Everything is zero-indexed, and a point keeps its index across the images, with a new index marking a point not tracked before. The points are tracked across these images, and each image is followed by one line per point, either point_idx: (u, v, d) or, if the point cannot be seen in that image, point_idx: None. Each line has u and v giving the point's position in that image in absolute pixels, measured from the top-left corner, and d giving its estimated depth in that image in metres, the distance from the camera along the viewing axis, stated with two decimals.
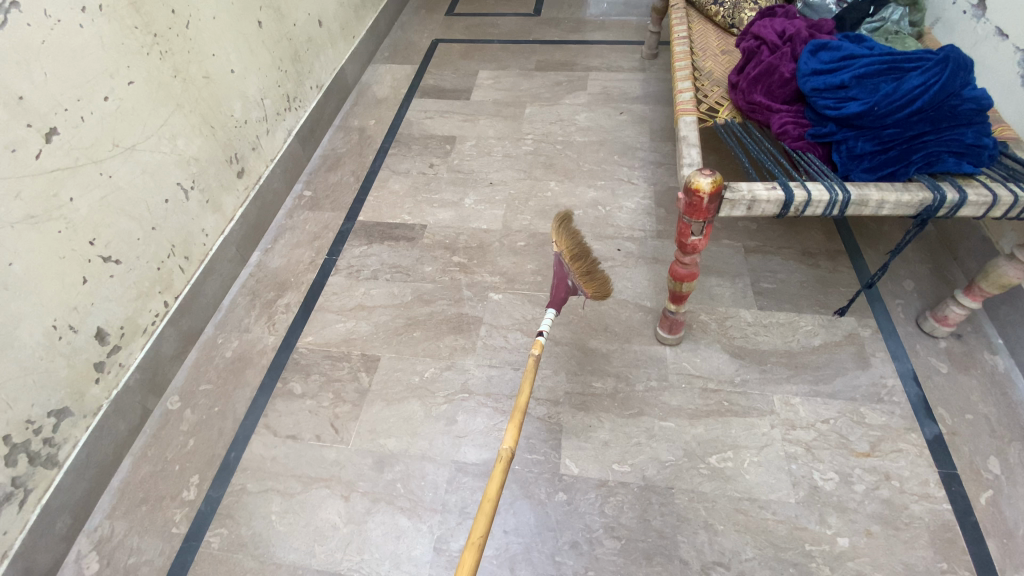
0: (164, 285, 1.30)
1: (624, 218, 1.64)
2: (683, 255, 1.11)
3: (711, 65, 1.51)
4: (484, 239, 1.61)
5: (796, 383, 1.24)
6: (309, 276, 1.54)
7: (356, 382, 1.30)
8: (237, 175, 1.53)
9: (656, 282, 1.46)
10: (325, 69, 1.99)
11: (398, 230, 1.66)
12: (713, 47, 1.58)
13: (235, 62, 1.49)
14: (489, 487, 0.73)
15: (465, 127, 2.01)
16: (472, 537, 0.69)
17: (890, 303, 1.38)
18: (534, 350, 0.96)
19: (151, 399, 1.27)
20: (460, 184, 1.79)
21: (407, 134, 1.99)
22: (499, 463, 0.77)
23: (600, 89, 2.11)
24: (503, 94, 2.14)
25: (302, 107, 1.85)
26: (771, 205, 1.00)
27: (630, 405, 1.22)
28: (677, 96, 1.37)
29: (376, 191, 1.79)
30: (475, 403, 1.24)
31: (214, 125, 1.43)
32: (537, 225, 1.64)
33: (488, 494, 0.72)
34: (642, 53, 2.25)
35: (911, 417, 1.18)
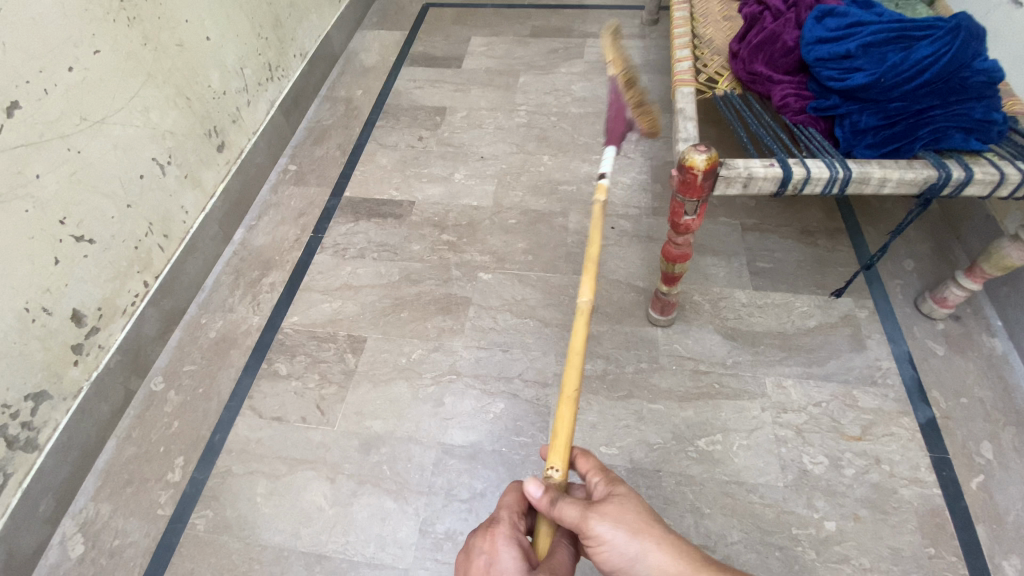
0: (142, 265, 1.26)
1: (619, 195, 1.59)
2: (676, 235, 1.07)
3: (712, 32, 1.44)
4: (474, 216, 1.58)
5: (789, 365, 1.22)
6: (294, 255, 1.50)
7: (342, 363, 1.28)
8: (216, 149, 1.48)
9: (649, 261, 1.43)
10: (309, 36, 1.91)
11: (386, 207, 1.61)
12: (714, 13, 1.49)
13: (210, 29, 1.42)
14: (574, 341, 0.78)
15: (456, 98, 1.94)
16: (565, 392, 0.75)
17: (888, 283, 1.34)
18: (597, 196, 1.00)
19: (134, 380, 1.25)
20: (450, 158, 1.74)
21: (396, 105, 1.93)
22: (580, 315, 0.81)
23: (597, 56, 2.03)
24: (496, 62, 2.06)
25: (284, 77, 1.78)
26: (768, 183, 0.95)
27: (619, 387, 1.20)
28: (676, 65, 1.30)
29: (363, 165, 1.74)
30: (462, 385, 1.22)
31: (190, 96, 1.37)
32: (529, 202, 1.60)
33: (574, 353, 0.78)
34: (642, 18, 2.15)
35: (905, 401, 1.17)
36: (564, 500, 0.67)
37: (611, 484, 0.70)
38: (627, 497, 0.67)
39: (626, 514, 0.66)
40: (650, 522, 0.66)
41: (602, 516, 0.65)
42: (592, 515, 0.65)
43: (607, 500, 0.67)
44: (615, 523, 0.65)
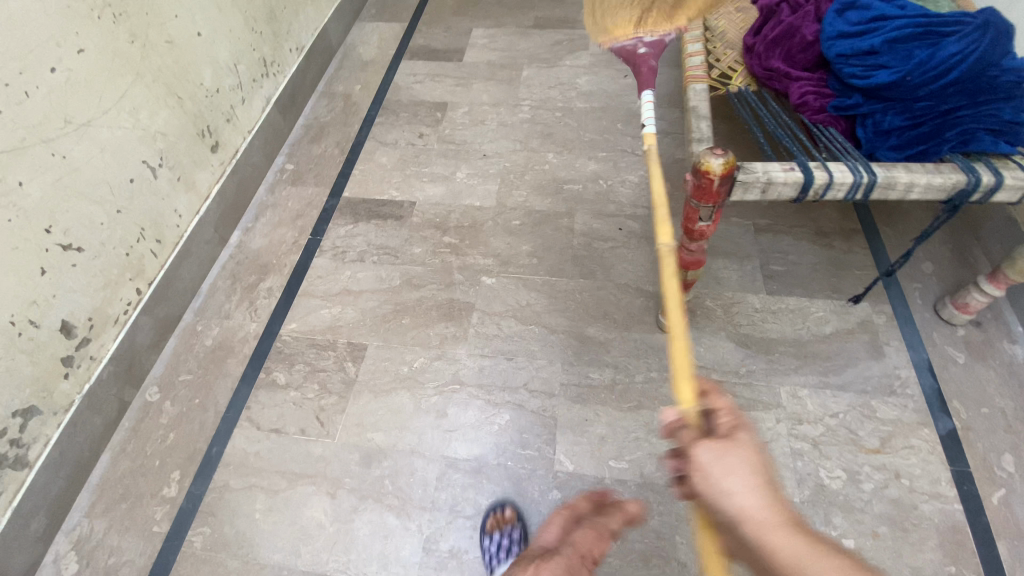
0: (134, 272, 1.22)
1: (627, 194, 1.54)
2: (689, 241, 1.02)
3: (725, 23, 1.37)
4: (477, 217, 1.53)
5: (804, 374, 1.18)
6: (292, 258, 1.46)
7: (342, 373, 1.24)
8: (210, 149, 1.43)
9: (659, 264, 1.38)
10: (306, 29, 1.85)
11: (386, 207, 1.57)
12: (727, 3, 1.43)
13: (202, 24, 1.36)
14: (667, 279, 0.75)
15: (457, 93, 1.88)
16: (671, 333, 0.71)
17: (907, 287, 1.30)
18: (646, 143, 0.94)
19: (128, 390, 1.22)
20: (452, 156, 1.69)
21: (396, 101, 1.87)
22: (666, 257, 0.78)
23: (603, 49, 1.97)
24: (498, 54, 1.99)
25: (280, 72, 1.72)
26: (788, 188, 0.90)
27: (629, 398, 1.16)
28: (688, 59, 1.25)
29: (362, 164, 1.69)
30: (467, 395, 1.18)
31: (181, 95, 1.32)
32: (533, 202, 1.55)
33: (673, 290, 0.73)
34: None
35: (924, 411, 1.12)
36: (689, 424, 0.63)
37: (740, 423, 0.63)
38: (749, 437, 0.60)
39: (744, 453, 0.58)
40: (765, 476, 0.57)
41: (711, 440, 0.60)
42: (702, 440, 0.61)
43: (725, 427, 0.61)
44: (723, 452, 0.59)
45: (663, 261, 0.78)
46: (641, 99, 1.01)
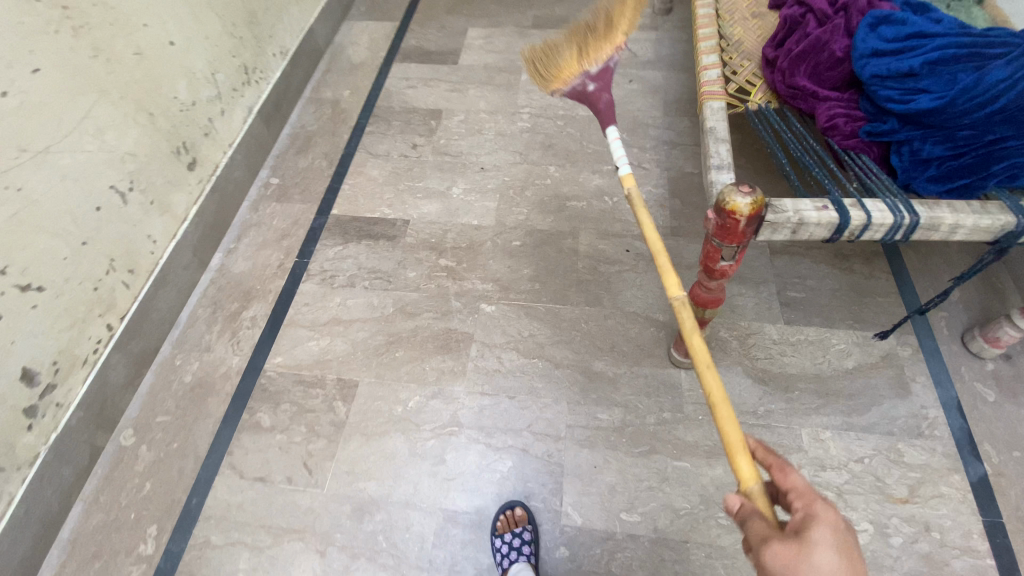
0: (104, 307, 1.13)
1: (634, 212, 1.45)
2: (708, 280, 0.93)
3: (741, 31, 1.28)
4: (474, 237, 1.44)
5: (827, 414, 1.10)
6: (277, 284, 1.37)
7: (331, 413, 1.15)
8: (187, 167, 1.33)
9: (669, 290, 1.30)
10: (290, 31, 1.73)
11: (378, 226, 1.47)
12: (742, 9, 1.34)
13: (174, 32, 1.26)
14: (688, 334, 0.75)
15: (452, 99, 1.78)
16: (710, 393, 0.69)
17: (932, 316, 1.22)
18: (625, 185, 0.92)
19: (101, 434, 1.13)
20: (447, 169, 1.59)
21: (387, 108, 1.77)
22: (681, 309, 0.77)
23: None
24: (495, 57, 1.89)
25: (263, 79, 1.61)
26: (821, 229, 0.82)
27: (640, 442, 1.08)
28: (702, 73, 1.16)
29: (352, 178, 1.59)
30: (466, 439, 1.10)
31: (153, 111, 1.21)
32: (534, 221, 1.46)
33: (697, 347, 0.72)
34: (654, 7, 1.98)
35: (954, 455, 1.05)
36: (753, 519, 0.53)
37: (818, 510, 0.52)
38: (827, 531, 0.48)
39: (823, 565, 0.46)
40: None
41: (779, 542, 0.49)
42: (768, 541, 0.50)
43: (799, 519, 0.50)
44: (796, 563, 0.47)
45: (679, 316, 0.77)
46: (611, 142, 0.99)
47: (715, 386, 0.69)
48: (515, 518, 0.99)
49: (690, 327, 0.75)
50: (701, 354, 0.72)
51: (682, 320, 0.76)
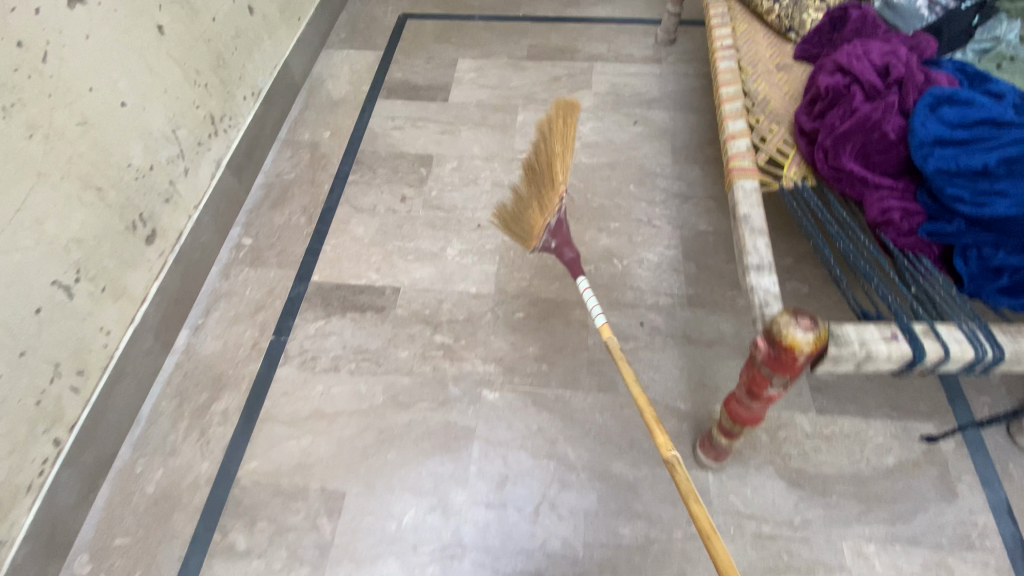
0: (51, 420, 0.98)
1: (646, 277, 1.33)
2: (749, 401, 0.81)
3: (766, 87, 1.16)
4: (472, 307, 1.30)
5: (868, 524, 1.00)
6: (252, 368, 1.22)
7: (316, 533, 1.01)
8: (145, 241, 1.17)
9: (690, 373, 1.18)
10: (263, 70, 1.57)
11: (364, 295, 1.32)
12: (765, 59, 1.22)
13: (127, 91, 1.10)
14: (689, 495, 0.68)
15: (443, 143, 1.64)
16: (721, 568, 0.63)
17: (974, 401, 1.12)
18: (605, 336, 0.87)
19: (51, 565, 0.98)
20: (440, 226, 1.45)
21: (372, 152, 1.62)
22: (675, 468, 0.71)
23: (608, 87, 1.75)
24: (488, 94, 1.76)
25: (233, 126, 1.45)
26: (890, 363, 0.70)
27: (666, 563, 0.97)
28: (728, 142, 1.04)
29: (335, 236, 1.44)
30: (470, 564, 0.98)
31: (102, 184, 1.05)
32: (538, 287, 1.32)
33: (698, 514, 0.66)
34: (657, 37, 1.87)
35: (1008, 571, 0.96)
36: None
37: None
38: None
39: None
40: None
41: None
42: None
43: None
44: None
45: (675, 479, 0.70)
46: (578, 286, 0.97)
47: (727, 562, 0.63)
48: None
49: (691, 494, 0.68)
50: (709, 529, 0.65)
51: (679, 485, 0.69)
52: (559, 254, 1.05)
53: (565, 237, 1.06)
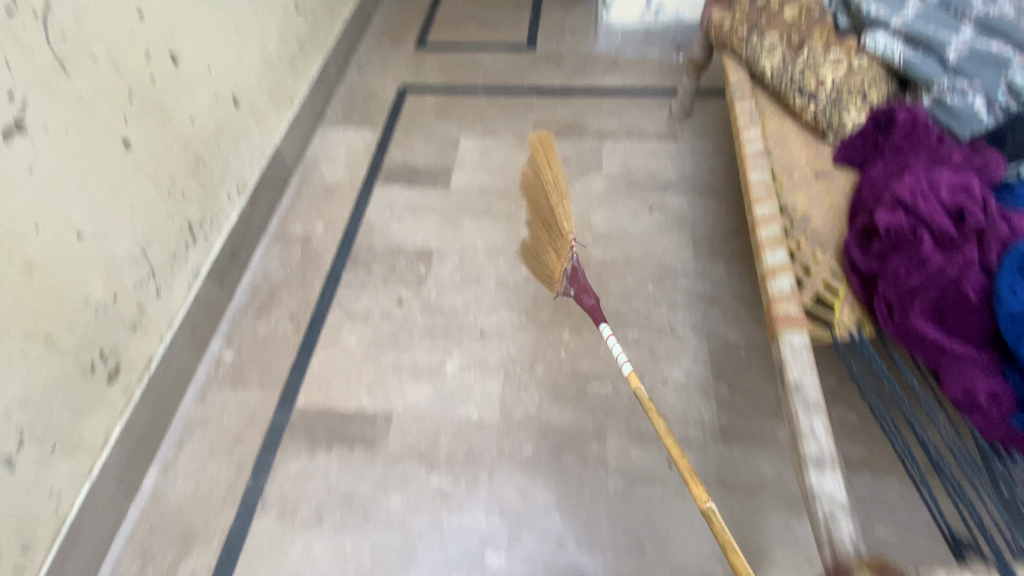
0: None
1: (672, 400, 1.18)
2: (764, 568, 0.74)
3: (805, 200, 1.02)
4: (475, 439, 1.14)
5: None
6: (225, 519, 1.08)
7: None
8: (106, 380, 1.05)
9: (726, 529, 1.02)
10: (249, 162, 1.47)
11: (352, 424, 1.18)
12: (801, 164, 1.08)
13: (84, 221, 0.98)
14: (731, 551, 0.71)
15: (444, 235, 1.52)
16: None
17: None
18: (633, 385, 0.89)
19: None
20: (439, 335, 1.30)
21: (367, 247, 1.50)
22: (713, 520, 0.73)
23: (620, 169, 1.64)
24: (492, 178, 1.65)
25: (215, 229, 1.34)
26: None
27: None
28: (768, 280, 0.89)
29: (323, 348, 1.30)
30: None
31: (52, 331, 0.94)
32: (548, 414, 1.16)
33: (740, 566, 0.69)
34: (671, 110, 1.76)
35: None
36: None
37: None
38: None
39: None
40: None
41: None
42: None
43: None
44: None
45: (714, 530, 0.72)
46: (602, 334, 1.02)
47: None
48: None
49: (729, 546, 0.71)
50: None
51: (717, 535, 0.72)
52: (579, 301, 1.08)
53: (582, 284, 1.09)
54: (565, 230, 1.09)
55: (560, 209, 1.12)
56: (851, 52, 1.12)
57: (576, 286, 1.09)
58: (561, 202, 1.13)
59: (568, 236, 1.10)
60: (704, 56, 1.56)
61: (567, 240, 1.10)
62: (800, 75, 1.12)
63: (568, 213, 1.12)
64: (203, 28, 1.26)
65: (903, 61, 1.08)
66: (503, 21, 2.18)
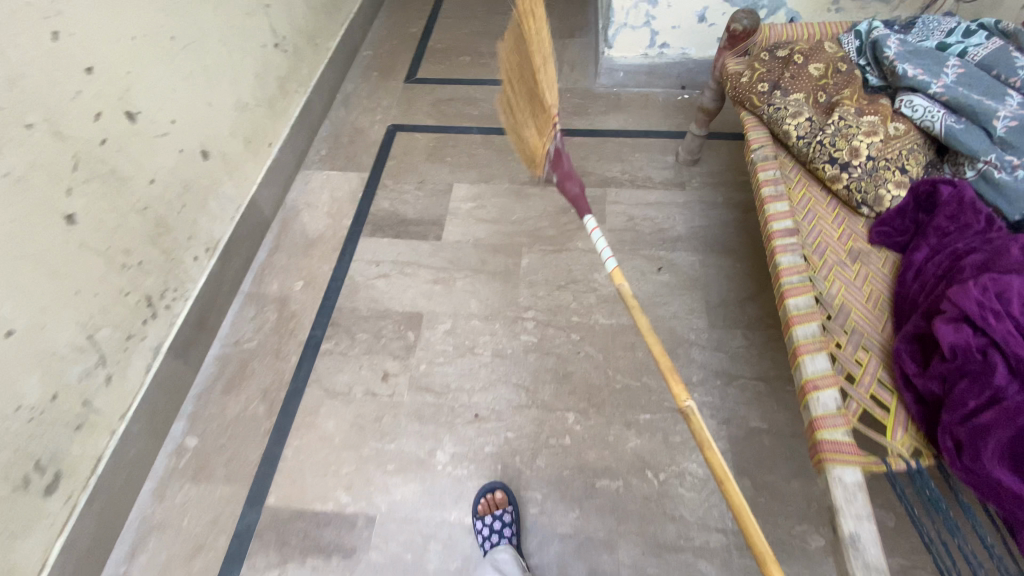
0: None
1: (691, 499, 1.05)
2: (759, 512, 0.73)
3: (841, 288, 0.92)
4: (468, 549, 1.02)
5: None
6: None
7: None
8: (44, 493, 0.92)
9: None
10: (220, 217, 1.34)
11: (330, 529, 1.05)
12: (835, 243, 0.98)
13: (15, 316, 0.86)
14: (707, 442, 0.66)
15: (435, 296, 1.39)
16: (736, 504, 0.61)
17: None
18: (617, 282, 0.84)
19: None
20: (429, 418, 1.16)
21: (350, 309, 1.36)
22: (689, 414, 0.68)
23: (624, 221, 1.53)
24: (487, 230, 1.53)
25: (179, 298, 1.21)
26: None
27: None
28: (809, 392, 0.78)
29: (299, 434, 1.16)
30: None
31: None
32: (551, 518, 1.05)
33: (714, 460, 0.65)
34: (677, 155, 1.65)
35: None
36: None
37: None
38: None
39: None
40: None
41: None
42: None
43: None
44: None
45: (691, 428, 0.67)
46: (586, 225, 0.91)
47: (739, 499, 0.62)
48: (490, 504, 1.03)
49: (707, 443, 0.65)
50: (725, 475, 0.63)
51: (695, 434, 0.67)
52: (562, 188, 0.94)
53: (566, 170, 0.94)
54: (546, 104, 0.93)
55: (541, 76, 0.93)
56: (887, 117, 1.01)
57: (560, 171, 0.95)
58: (538, 53, 0.93)
59: (550, 111, 0.94)
60: (716, 105, 1.44)
61: (550, 115, 0.94)
62: (831, 141, 1.01)
63: (552, 82, 0.94)
64: (166, 77, 1.13)
65: (945, 131, 0.97)
66: (499, 54, 2.07)
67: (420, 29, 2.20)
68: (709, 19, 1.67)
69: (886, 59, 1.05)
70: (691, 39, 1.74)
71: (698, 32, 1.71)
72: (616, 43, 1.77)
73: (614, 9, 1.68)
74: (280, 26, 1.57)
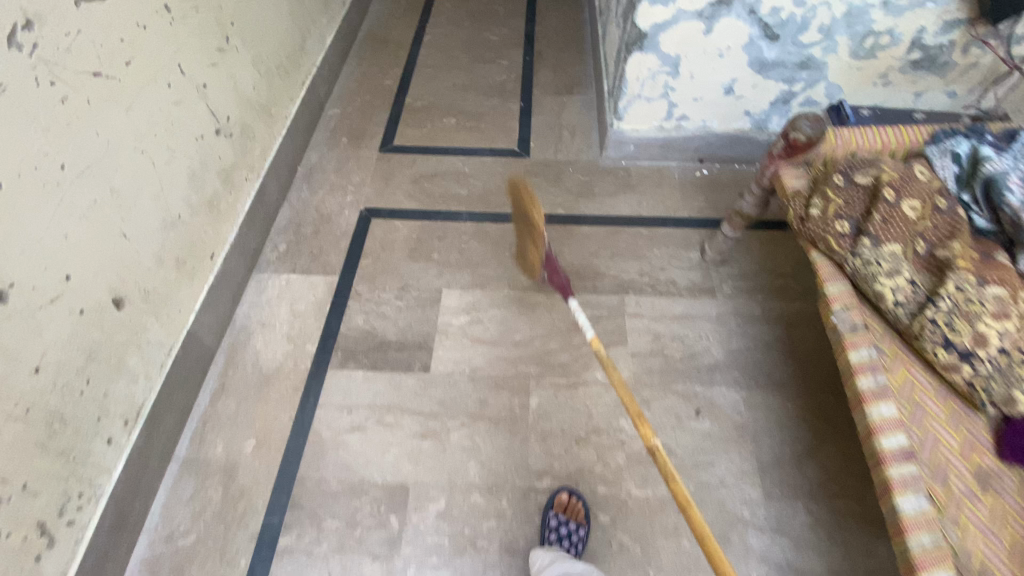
0: None
1: None
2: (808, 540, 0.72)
3: (979, 537, 0.70)
4: None
5: None
6: None
7: None
8: None
9: None
10: (148, 372, 1.05)
11: None
12: (957, 456, 0.75)
13: None
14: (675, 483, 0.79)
15: (423, 457, 1.11)
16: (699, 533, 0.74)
17: None
18: (593, 347, 0.99)
19: None
20: None
21: (317, 482, 1.08)
22: (658, 458, 0.81)
23: (650, 339, 1.27)
24: (486, 354, 1.25)
25: (88, 501, 0.92)
26: None
27: None
28: None
29: None
30: None
31: None
32: None
33: (677, 493, 0.78)
34: (704, 251, 1.41)
35: None
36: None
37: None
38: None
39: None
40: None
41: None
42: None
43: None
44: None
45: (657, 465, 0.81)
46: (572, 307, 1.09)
47: (698, 522, 0.75)
48: (562, 503, 1.03)
49: (670, 476, 0.79)
50: (687, 503, 0.77)
51: (659, 467, 0.81)
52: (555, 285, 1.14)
53: (556, 266, 1.15)
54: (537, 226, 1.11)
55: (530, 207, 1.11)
56: (1016, 289, 0.79)
57: (551, 271, 1.15)
58: (528, 192, 1.11)
59: (541, 232, 1.12)
60: (756, 212, 1.21)
61: (540, 232, 1.12)
62: (948, 321, 0.79)
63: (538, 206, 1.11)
64: (58, 224, 0.84)
65: None
66: (489, 115, 1.80)
67: (395, 82, 1.91)
68: (737, 91, 1.44)
69: (1008, 206, 0.85)
70: (714, 111, 1.50)
71: (723, 104, 1.48)
72: (627, 115, 1.53)
73: (627, 79, 1.43)
74: (222, 106, 1.27)
